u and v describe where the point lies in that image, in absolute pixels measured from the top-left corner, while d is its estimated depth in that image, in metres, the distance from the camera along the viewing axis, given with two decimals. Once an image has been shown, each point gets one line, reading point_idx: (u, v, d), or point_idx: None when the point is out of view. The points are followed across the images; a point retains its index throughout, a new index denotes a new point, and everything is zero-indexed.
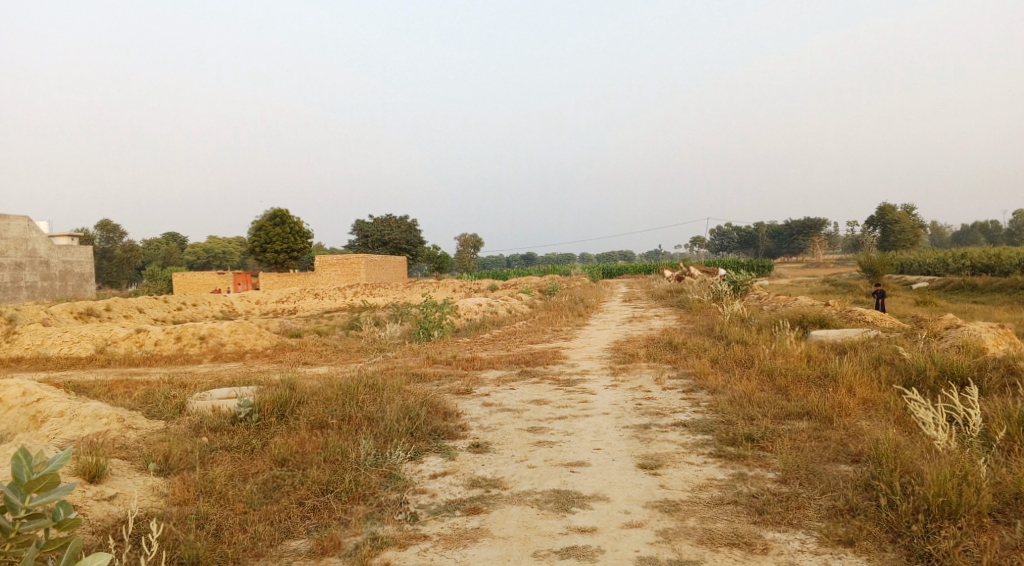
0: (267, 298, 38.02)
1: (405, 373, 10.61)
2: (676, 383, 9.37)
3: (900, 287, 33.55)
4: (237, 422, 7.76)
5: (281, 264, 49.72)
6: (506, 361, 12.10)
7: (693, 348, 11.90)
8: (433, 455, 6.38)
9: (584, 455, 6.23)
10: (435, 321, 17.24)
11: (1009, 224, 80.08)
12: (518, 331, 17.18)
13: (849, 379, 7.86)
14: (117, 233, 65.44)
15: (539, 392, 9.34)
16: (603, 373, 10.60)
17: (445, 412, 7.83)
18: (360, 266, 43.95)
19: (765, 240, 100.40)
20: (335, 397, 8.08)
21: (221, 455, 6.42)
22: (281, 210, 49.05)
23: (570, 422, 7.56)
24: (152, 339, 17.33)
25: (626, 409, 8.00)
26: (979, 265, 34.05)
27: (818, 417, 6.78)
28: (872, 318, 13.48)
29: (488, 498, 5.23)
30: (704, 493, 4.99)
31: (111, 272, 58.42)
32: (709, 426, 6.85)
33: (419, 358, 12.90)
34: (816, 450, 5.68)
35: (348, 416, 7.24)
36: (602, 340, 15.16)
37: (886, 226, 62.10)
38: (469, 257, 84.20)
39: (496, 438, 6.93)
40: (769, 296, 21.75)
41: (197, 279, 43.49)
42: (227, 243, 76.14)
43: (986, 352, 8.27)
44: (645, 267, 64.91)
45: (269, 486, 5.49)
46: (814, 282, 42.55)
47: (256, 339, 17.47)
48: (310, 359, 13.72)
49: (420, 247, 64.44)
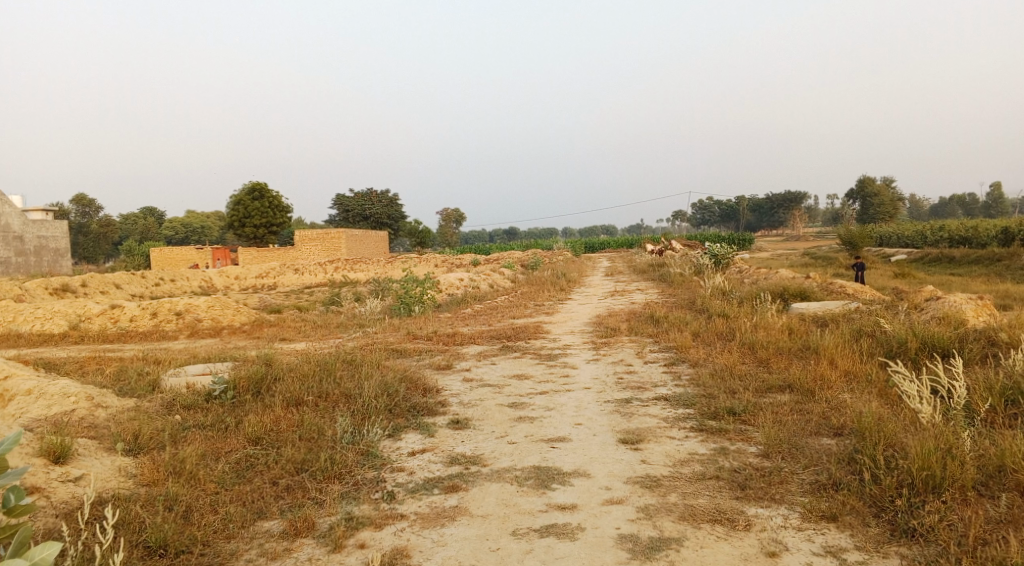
0: (247, 273, 37.54)
1: (384, 349, 10.45)
2: (658, 357, 9.32)
3: (879, 260, 33.84)
4: (211, 399, 7.59)
5: (260, 239, 49.08)
6: (488, 335, 11.97)
7: (675, 321, 11.86)
8: (411, 432, 6.26)
9: (565, 431, 6.14)
10: (416, 296, 17.06)
11: (985, 197, 81.01)
12: (500, 305, 17.07)
13: (830, 351, 7.83)
14: (93, 207, 64.15)
15: (521, 367, 9.23)
16: (585, 348, 10.52)
17: (424, 388, 7.70)
18: (341, 241, 43.47)
19: (747, 214, 100.85)
20: (312, 373, 7.92)
21: (194, 433, 6.25)
22: (260, 184, 48.27)
23: (551, 397, 7.47)
24: (127, 315, 16.98)
25: (607, 384, 7.93)
26: (956, 237, 34.40)
27: (800, 390, 6.75)
28: (853, 290, 13.50)
29: (467, 475, 5.13)
30: (686, 468, 4.92)
31: (87, 248, 57.42)
32: (691, 400, 6.79)
33: (400, 333, 12.74)
34: (798, 424, 5.63)
35: (324, 393, 7.09)
36: (584, 314, 15.11)
37: (865, 199, 62.51)
38: (451, 231, 83.76)
39: (476, 415, 6.82)
40: (750, 268, 21.79)
41: (175, 255, 42.82)
42: (205, 217, 75.02)
43: (966, 323, 8.29)
44: (627, 241, 64.98)
45: (242, 466, 5.35)
46: (795, 255, 42.84)
47: (234, 315, 17.20)
48: (289, 334, 13.51)
49: (401, 222, 63.86)
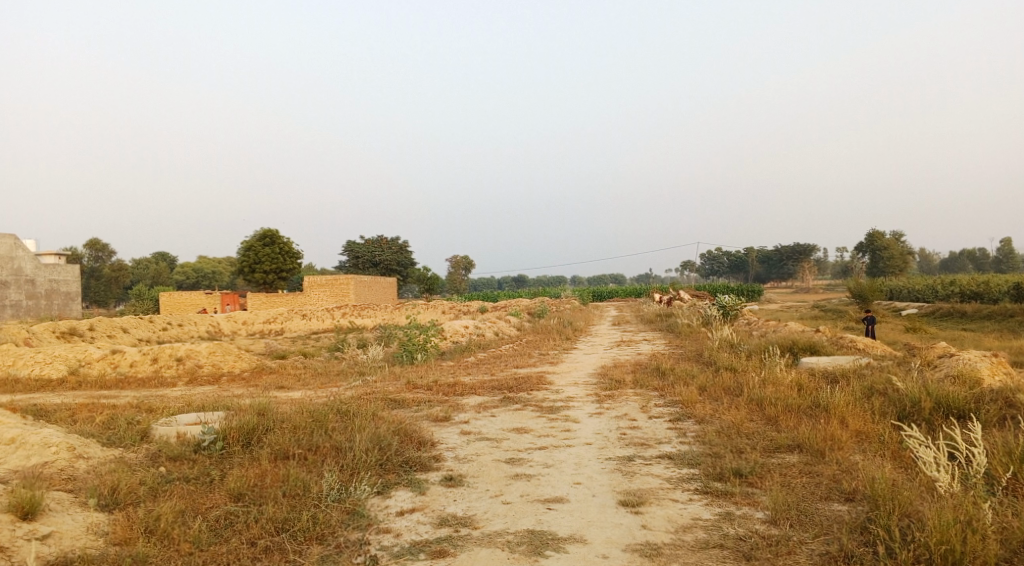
0: (254, 318, 37.51)
1: (382, 399, 10.20)
2: (663, 412, 9.03)
3: (890, 314, 33.48)
4: (199, 450, 7.36)
5: (269, 285, 49.22)
6: (489, 386, 11.71)
7: (681, 374, 11.58)
8: (401, 489, 5.99)
9: (562, 490, 5.86)
10: (419, 344, 16.86)
11: (996, 252, 80.68)
12: (504, 355, 16.83)
13: (841, 410, 7.54)
14: (106, 252, 64.83)
15: (521, 419, 8.96)
16: (588, 400, 10.24)
17: (419, 441, 7.45)
18: (349, 287, 43.50)
19: (756, 265, 100.75)
20: (304, 424, 7.68)
21: (175, 487, 6.03)
22: (270, 230, 48.68)
23: (550, 452, 7.19)
24: (127, 360, 16.82)
25: (609, 440, 7.64)
26: (969, 292, 34.02)
27: (809, 451, 6.46)
28: (864, 345, 13.20)
29: (456, 538, 4.86)
30: (689, 535, 4.63)
31: (98, 291, 57.79)
32: (695, 459, 6.50)
33: (400, 382, 12.51)
34: (807, 487, 5.34)
35: (314, 446, 6.85)
36: (589, 365, 14.86)
37: (875, 253, 62.30)
38: (460, 278, 83.88)
39: (471, 471, 6.54)
40: (759, 321, 21.50)
41: (184, 299, 42.93)
42: (216, 263, 75.54)
43: (982, 382, 8.00)
44: (636, 291, 64.74)
45: (220, 525, 5.11)
46: (805, 307, 42.48)
47: (235, 361, 17.02)
48: (288, 382, 13.30)
49: (410, 268, 64.01)
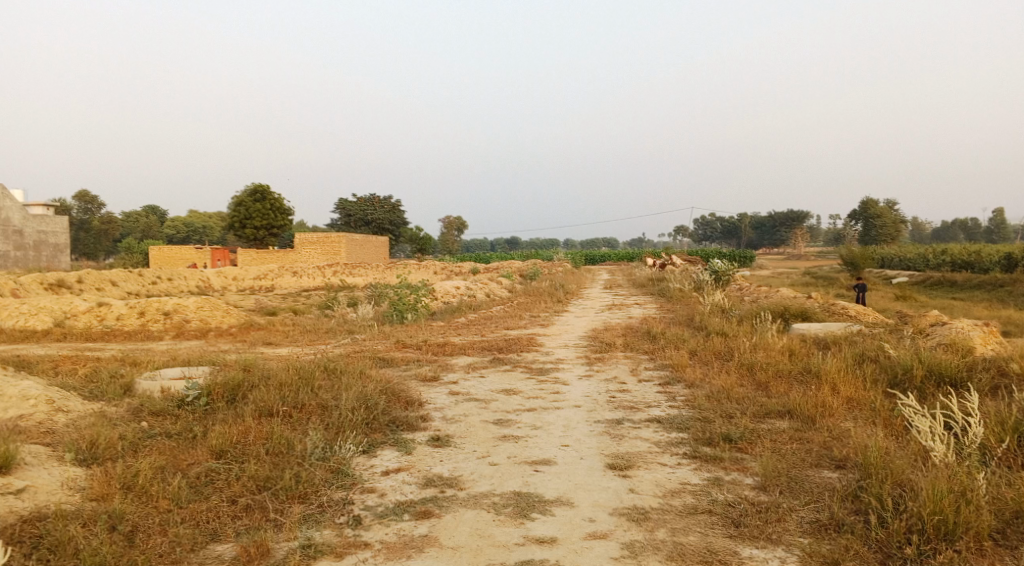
0: (244, 274, 37.24)
1: (370, 357, 10.10)
2: (653, 375, 8.97)
3: (880, 282, 33.62)
4: (183, 406, 7.27)
5: (260, 241, 48.76)
6: (479, 347, 11.62)
7: (672, 338, 11.52)
8: (388, 449, 5.91)
9: (550, 452, 5.79)
10: (409, 303, 16.73)
11: (987, 223, 80.95)
12: (495, 316, 16.74)
13: (832, 376, 7.50)
14: (95, 204, 63.96)
15: (510, 381, 8.87)
16: (578, 363, 10.17)
17: (407, 401, 7.36)
18: (340, 245, 43.15)
19: (748, 231, 100.77)
20: (290, 381, 7.58)
21: (156, 442, 5.93)
22: (261, 186, 48.02)
23: (539, 414, 7.12)
24: (114, 313, 16.62)
25: (599, 403, 7.58)
26: (959, 261, 34.14)
27: (799, 417, 6.41)
28: (855, 312, 13.17)
29: (442, 499, 4.79)
30: (677, 500, 4.57)
31: (87, 244, 57.20)
32: (685, 423, 6.44)
33: (389, 341, 12.40)
34: (797, 454, 5.30)
35: (300, 404, 6.75)
36: (579, 327, 14.81)
37: (868, 220, 62.34)
38: (452, 239, 83.44)
39: (459, 432, 6.46)
40: (751, 286, 21.45)
41: (173, 254, 42.52)
42: (206, 218, 74.71)
43: (974, 351, 7.97)
44: (628, 254, 64.68)
45: (201, 482, 5.02)
46: (795, 273, 42.57)
47: (224, 317, 16.86)
48: (276, 339, 13.18)
49: (402, 228, 63.55)
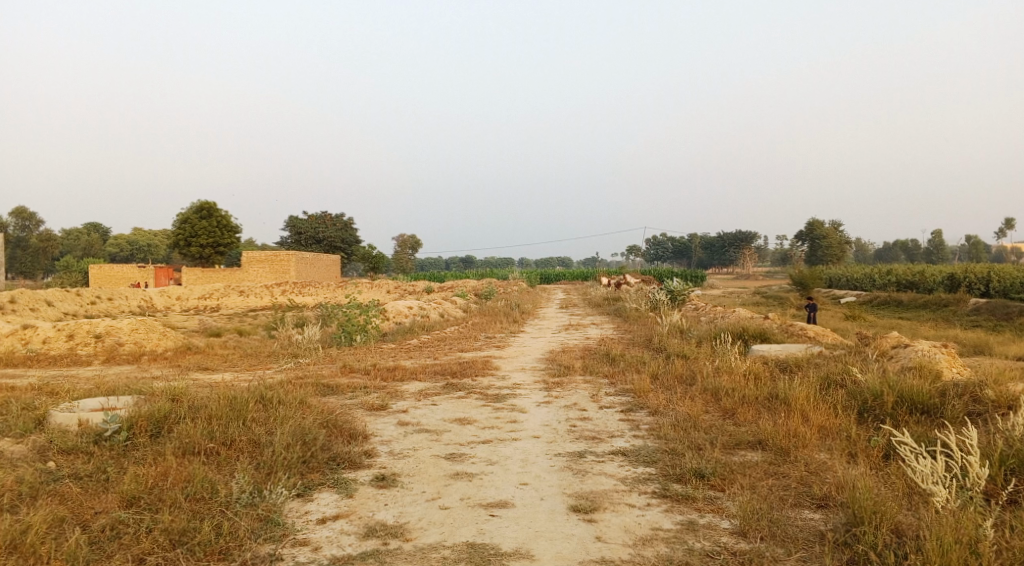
0: (189, 293, 35.68)
1: (313, 384, 9.40)
2: (614, 401, 8.54)
3: (829, 302, 34.22)
4: (100, 442, 6.50)
5: (206, 260, 47.03)
6: (431, 371, 11.02)
7: (632, 361, 11.15)
8: (326, 491, 5.29)
9: (507, 493, 5.26)
10: (359, 324, 15.99)
11: (926, 245, 84.00)
12: (448, 337, 16.17)
13: (801, 403, 7.25)
14: (33, 221, 61.17)
15: (464, 409, 8.33)
16: (536, 388, 9.68)
17: (350, 434, 6.74)
18: (289, 264, 41.85)
19: (700, 252, 102.38)
20: (223, 413, 6.87)
21: (62, 486, 5.18)
22: (208, 203, 46.40)
23: (495, 447, 6.58)
24: (39, 336, 15.42)
25: (558, 433, 7.09)
26: (904, 282, 34.99)
27: (772, 449, 6.10)
28: (813, 333, 13.07)
29: (384, 554, 4.22)
30: (650, 551, 4.11)
31: (23, 262, 54.55)
32: (652, 456, 6.00)
33: (336, 365, 11.72)
34: (775, 492, 5.04)
35: (229, 439, 6.06)
36: (536, 349, 14.36)
37: (814, 241, 63.85)
38: (405, 258, 82.22)
39: (407, 469, 5.87)
40: (706, 306, 21.39)
41: (114, 272, 40.56)
42: (152, 235, 72.13)
43: (941, 378, 7.87)
44: (583, 274, 64.65)
45: (104, 536, 4.30)
46: (747, 293, 43.05)
47: (160, 340, 15.81)
48: (214, 363, 12.32)
49: (354, 246, 62.28)
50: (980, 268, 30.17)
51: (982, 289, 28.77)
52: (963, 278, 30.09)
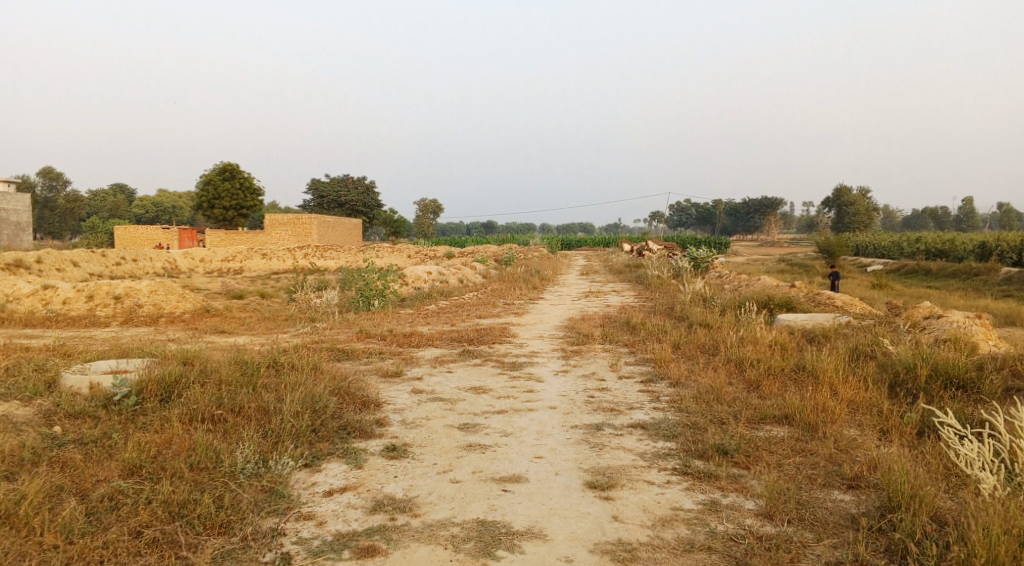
0: (212, 255, 35.85)
1: (328, 349, 9.27)
2: (634, 371, 8.30)
3: (855, 270, 33.47)
4: (110, 406, 6.42)
5: (229, 222, 47.24)
6: (448, 337, 10.84)
7: (652, 329, 10.88)
8: (334, 462, 5.14)
9: (520, 466, 5.07)
10: (376, 289, 15.84)
11: (957, 212, 81.88)
12: (466, 303, 15.99)
13: (829, 376, 6.95)
14: (61, 182, 61.76)
15: (479, 377, 8.13)
16: (554, 356, 9.46)
17: (362, 402, 6.59)
18: (311, 227, 41.84)
19: (723, 218, 100.88)
20: (233, 378, 6.75)
21: (66, 451, 5.11)
22: (231, 165, 46.38)
23: (510, 418, 6.38)
24: (59, 297, 15.50)
25: (575, 404, 6.87)
26: (934, 250, 34.04)
27: (798, 424, 5.83)
28: (842, 302, 12.66)
29: (390, 530, 4.06)
30: (669, 532, 3.91)
31: (51, 223, 55.33)
32: (673, 430, 5.75)
33: (352, 330, 11.59)
34: (802, 471, 4.80)
35: (238, 406, 5.94)
36: (555, 316, 14.14)
37: (841, 208, 62.39)
38: (426, 221, 82.00)
39: (418, 440, 5.69)
40: (730, 273, 20.94)
41: (139, 234, 40.89)
42: (176, 198, 72.60)
43: (978, 351, 7.52)
44: (604, 240, 63.97)
45: (102, 507, 4.21)
46: (772, 260, 42.28)
47: (179, 302, 15.84)
48: (231, 326, 12.28)
49: (376, 210, 62.16)
50: (1013, 236, 29.24)
51: (1014, 258, 27.93)
52: (996, 246, 29.20)
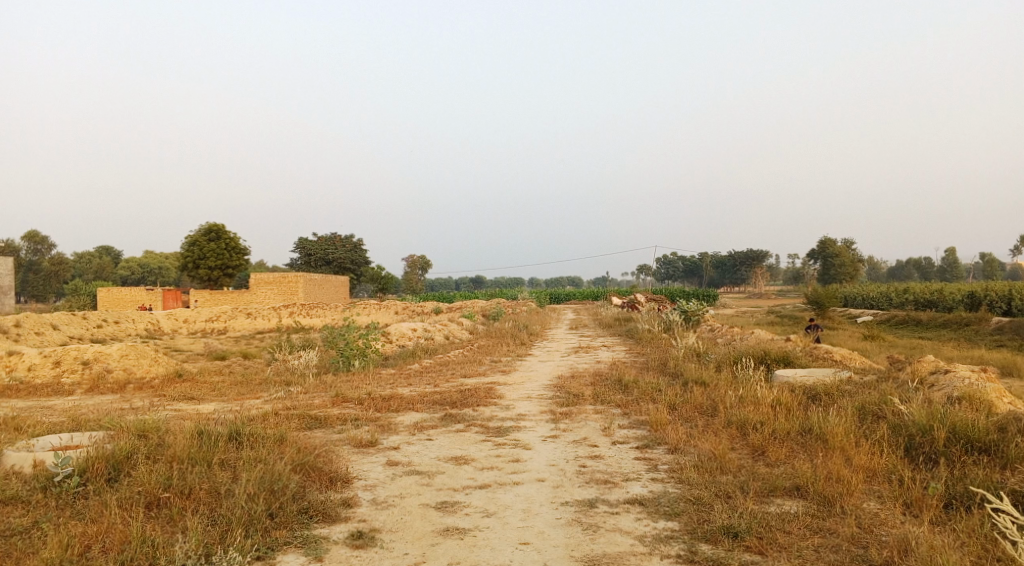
0: (195, 316, 35.09)
1: (299, 417, 8.61)
2: (628, 436, 7.68)
3: (846, 321, 33.15)
4: (49, 488, 5.74)
5: (214, 282, 46.56)
6: (430, 400, 10.19)
7: (645, 388, 10.32)
8: (291, 553, 4.50)
9: (504, 555, 4.47)
10: (358, 348, 15.20)
11: (940, 263, 82.77)
12: (452, 361, 15.37)
13: (839, 440, 6.41)
14: (46, 244, 61.15)
15: (461, 446, 7.49)
16: (542, 419, 8.84)
17: (330, 479, 5.97)
18: (297, 285, 41.23)
19: (711, 271, 101.27)
20: (188, 452, 6.10)
21: None
22: (217, 225, 46.03)
23: (493, 494, 5.76)
24: (24, 363, 14.73)
25: (565, 475, 6.27)
26: (923, 300, 33.92)
27: (813, 496, 5.28)
28: (840, 356, 12.18)
29: None
30: None
31: (35, 286, 54.46)
32: (675, 507, 5.16)
33: (328, 393, 10.94)
34: (824, 559, 4.24)
35: (188, 487, 5.30)
36: (544, 374, 13.56)
37: (826, 259, 62.68)
38: (415, 278, 81.76)
39: (390, 523, 5.06)
40: (722, 327, 20.50)
41: (122, 295, 40.06)
42: (163, 258, 71.96)
43: (993, 409, 7.05)
44: (593, 294, 63.71)
45: None
46: (762, 313, 41.95)
47: (151, 367, 15.11)
48: (201, 392, 11.60)
49: (363, 267, 61.72)
50: (1001, 286, 29.18)
51: (1004, 308, 27.77)
52: (984, 296, 29.11)
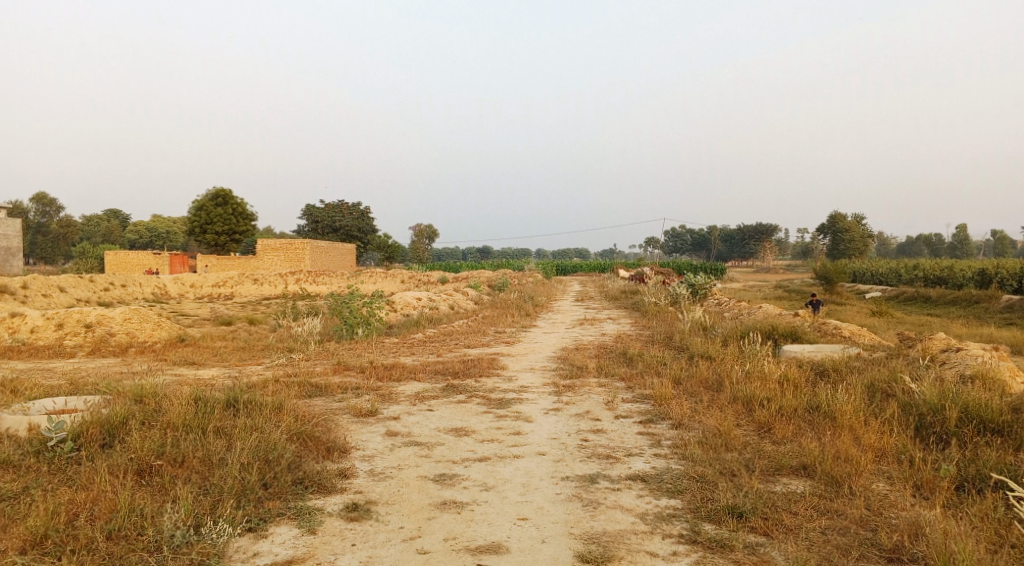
0: (202, 281, 35.10)
1: (299, 384, 8.52)
2: (631, 410, 7.56)
3: (854, 297, 32.85)
4: (42, 452, 5.65)
5: (221, 247, 46.50)
6: (432, 370, 10.08)
7: (650, 361, 10.17)
8: (284, 525, 4.40)
9: (502, 531, 4.36)
10: (362, 316, 15.09)
11: (951, 240, 81.95)
12: (456, 331, 15.26)
13: (848, 418, 6.26)
14: (54, 207, 61.10)
15: (462, 417, 7.38)
16: (544, 392, 8.71)
17: (327, 448, 5.87)
18: (304, 252, 41.10)
19: (719, 244, 100.63)
20: (183, 419, 6.00)
21: None
22: (223, 190, 45.81)
23: (493, 467, 5.64)
24: (28, 325, 14.70)
25: (567, 449, 6.15)
26: (932, 277, 33.55)
27: (820, 476, 5.14)
28: (849, 332, 11.99)
29: None
30: None
31: (44, 248, 54.58)
32: (678, 485, 5.03)
33: (330, 361, 10.85)
34: (830, 542, 4.12)
35: (182, 456, 5.21)
36: (548, 345, 13.44)
37: (836, 234, 62.04)
38: (422, 246, 81.54)
39: (386, 495, 4.96)
40: (729, 301, 20.28)
41: (129, 259, 40.08)
42: (170, 222, 71.90)
43: (1007, 389, 6.87)
44: (600, 266, 63.39)
45: None
46: (769, 287, 41.62)
47: (154, 331, 15.05)
48: (202, 357, 11.52)
49: (371, 235, 61.52)
50: (1012, 264, 28.78)
51: (1015, 286, 27.43)
52: (995, 273, 28.73)
